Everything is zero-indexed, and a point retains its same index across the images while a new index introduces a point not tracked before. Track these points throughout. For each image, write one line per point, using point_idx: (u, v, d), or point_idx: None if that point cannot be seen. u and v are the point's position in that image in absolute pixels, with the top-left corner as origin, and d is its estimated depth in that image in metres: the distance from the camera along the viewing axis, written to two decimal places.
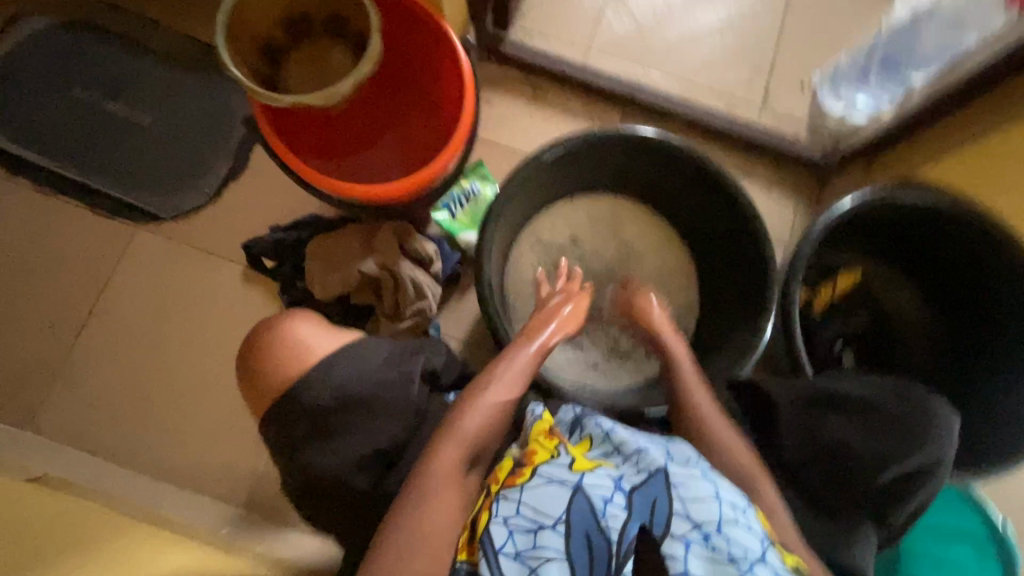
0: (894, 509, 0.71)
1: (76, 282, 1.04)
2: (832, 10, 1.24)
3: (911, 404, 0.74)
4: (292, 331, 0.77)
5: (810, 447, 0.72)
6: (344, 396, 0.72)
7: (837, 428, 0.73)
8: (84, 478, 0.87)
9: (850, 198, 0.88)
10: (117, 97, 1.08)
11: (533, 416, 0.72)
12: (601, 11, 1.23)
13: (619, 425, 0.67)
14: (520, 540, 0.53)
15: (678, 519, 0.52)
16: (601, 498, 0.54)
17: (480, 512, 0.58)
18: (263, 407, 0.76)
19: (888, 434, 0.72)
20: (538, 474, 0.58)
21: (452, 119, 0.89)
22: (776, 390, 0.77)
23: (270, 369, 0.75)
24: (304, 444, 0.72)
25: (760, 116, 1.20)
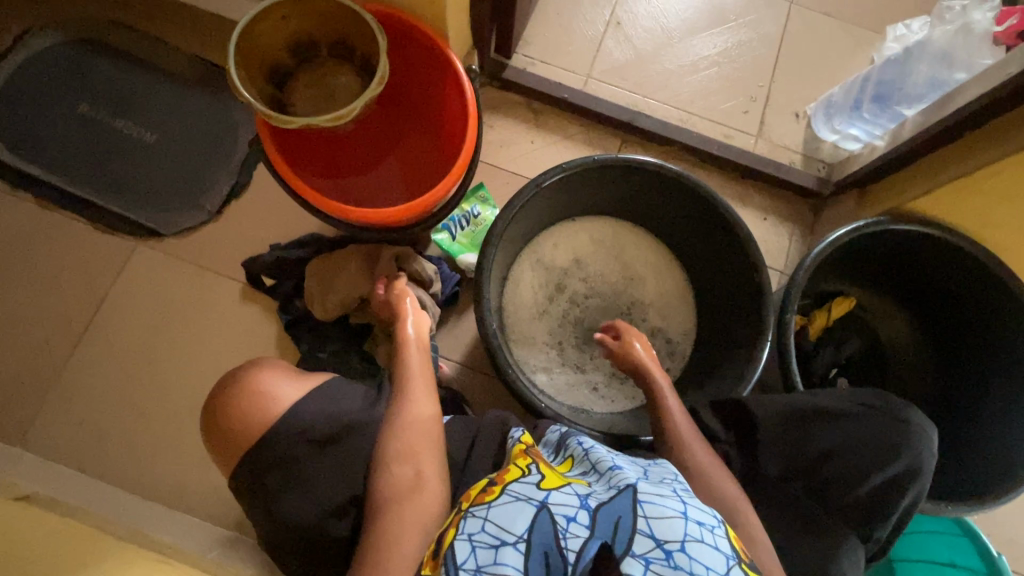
0: (880, 523, 0.72)
1: (74, 296, 1.04)
2: (826, 44, 1.28)
3: (885, 413, 0.75)
4: (256, 381, 0.75)
5: (794, 462, 0.74)
6: (316, 445, 0.71)
7: (816, 442, 0.74)
8: (72, 497, 0.86)
9: (844, 229, 0.90)
10: (123, 114, 1.10)
11: (513, 437, 0.74)
12: (601, 40, 1.26)
13: (599, 447, 0.71)
14: (481, 555, 0.53)
15: (642, 537, 0.53)
16: (564, 515, 0.55)
17: (446, 530, 0.59)
18: (233, 457, 0.74)
19: (866, 446, 0.73)
20: (506, 492, 0.59)
21: (457, 143, 0.90)
22: (759, 406, 0.77)
23: (236, 423, 0.74)
24: (278, 494, 0.71)
25: (756, 145, 1.22)
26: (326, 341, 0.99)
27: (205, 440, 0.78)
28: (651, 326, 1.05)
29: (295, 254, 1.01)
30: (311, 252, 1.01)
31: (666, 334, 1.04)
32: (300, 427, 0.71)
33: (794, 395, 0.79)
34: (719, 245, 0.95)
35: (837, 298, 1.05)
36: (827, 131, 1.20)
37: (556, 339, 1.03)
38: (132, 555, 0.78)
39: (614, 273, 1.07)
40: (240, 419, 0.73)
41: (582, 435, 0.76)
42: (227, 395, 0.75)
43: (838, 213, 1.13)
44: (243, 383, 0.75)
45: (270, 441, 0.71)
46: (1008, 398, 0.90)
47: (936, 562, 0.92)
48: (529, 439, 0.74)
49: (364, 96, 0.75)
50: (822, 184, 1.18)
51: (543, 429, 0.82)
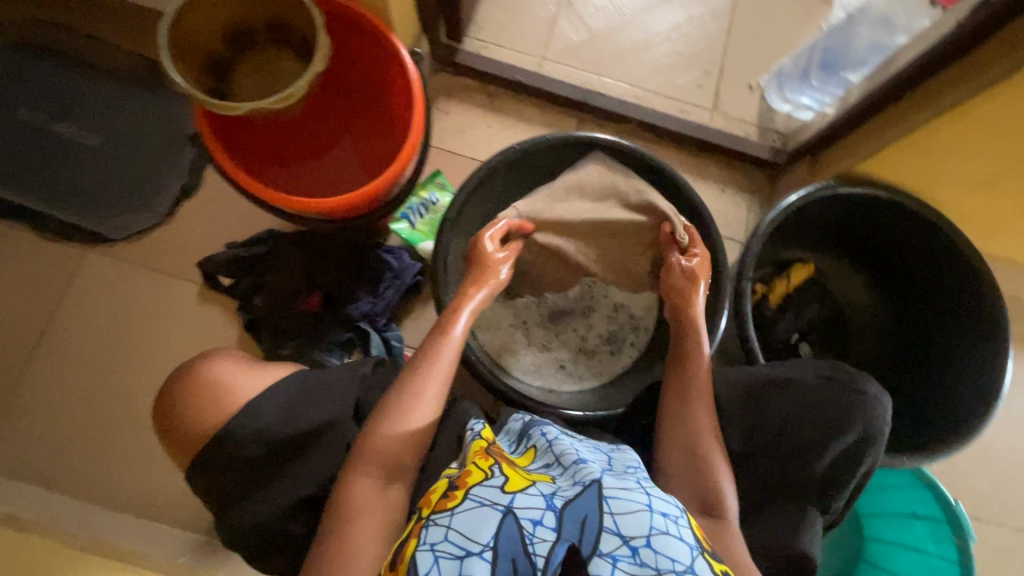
0: (836, 494, 0.74)
1: (24, 307, 1.01)
2: (775, 16, 1.29)
3: (843, 386, 0.76)
4: (210, 375, 0.75)
5: (755, 437, 0.77)
6: (270, 446, 0.72)
7: (774, 413, 0.77)
8: (30, 513, 0.84)
9: (796, 193, 0.91)
10: (64, 117, 1.06)
11: (472, 432, 0.75)
12: (554, 20, 1.25)
13: (562, 436, 0.73)
14: (446, 566, 0.54)
15: (609, 535, 0.56)
16: (530, 519, 0.57)
17: (409, 539, 0.60)
18: (189, 457, 0.74)
19: (823, 418, 0.75)
20: (469, 497, 0.60)
21: (404, 125, 0.89)
22: (721, 386, 0.81)
23: (192, 421, 0.74)
24: (237, 498, 0.72)
25: (711, 118, 1.24)
26: (286, 337, 0.97)
27: (162, 439, 0.78)
28: (617, 301, 1.03)
29: (251, 252, 0.99)
30: (270, 248, 0.99)
31: (631, 309, 1.03)
32: (250, 430, 0.71)
33: (756, 367, 0.83)
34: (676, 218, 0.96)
35: (795, 266, 1.06)
36: (779, 101, 1.22)
37: (521, 320, 1.03)
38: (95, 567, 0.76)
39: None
40: (194, 405, 0.74)
41: (543, 424, 0.78)
42: (183, 382, 0.76)
43: (793, 181, 1.15)
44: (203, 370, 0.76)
45: (227, 431, 0.71)
46: (964, 358, 0.92)
47: (899, 514, 0.95)
48: (488, 434, 0.75)
49: (310, 73, 0.73)
50: (777, 155, 1.19)
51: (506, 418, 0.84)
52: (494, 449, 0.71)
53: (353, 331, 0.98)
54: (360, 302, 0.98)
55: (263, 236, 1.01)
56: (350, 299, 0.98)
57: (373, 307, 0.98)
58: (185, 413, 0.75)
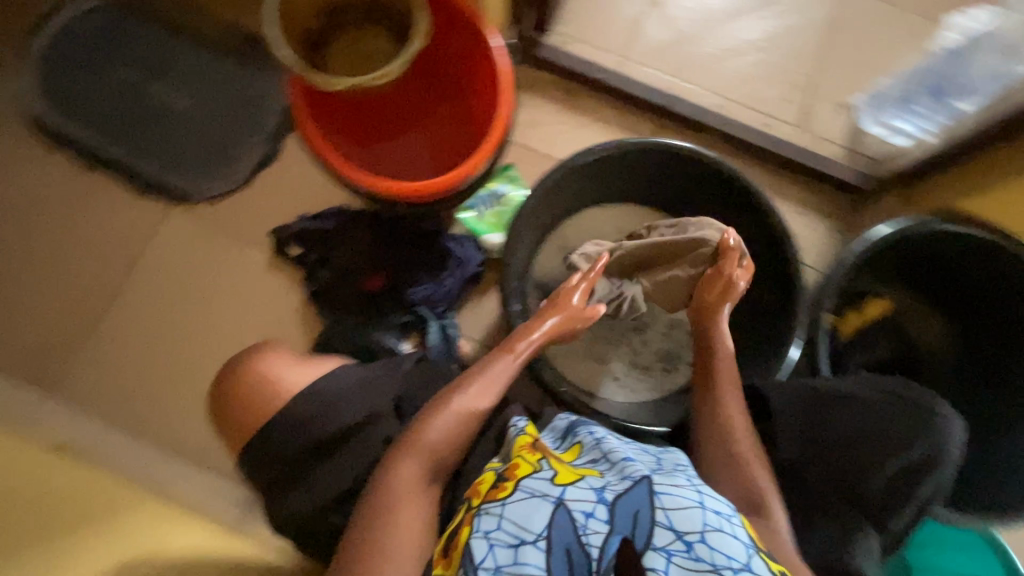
0: (895, 514, 0.69)
1: (108, 256, 1.07)
2: (876, 31, 1.22)
3: (903, 404, 0.73)
4: (262, 366, 0.79)
5: (809, 447, 0.73)
6: (313, 441, 0.73)
7: (831, 427, 0.73)
8: (102, 449, 0.89)
9: (885, 225, 0.87)
10: (159, 78, 1.11)
11: (517, 428, 0.75)
12: (641, 20, 1.22)
13: (610, 435, 0.73)
14: (502, 554, 0.57)
15: (662, 529, 0.56)
16: (582, 512, 0.58)
17: (461, 525, 0.62)
18: (243, 444, 0.78)
19: (883, 432, 0.71)
20: (519, 488, 0.62)
21: (487, 118, 0.87)
22: (772, 393, 0.76)
23: (245, 412, 0.77)
24: (284, 488, 0.74)
25: (795, 135, 1.18)
26: (342, 320, 1.00)
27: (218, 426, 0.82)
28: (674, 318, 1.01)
29: (319, 227, 1.02)
30: (338, 223, 1.02)
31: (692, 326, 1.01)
32: (295, 425, 0.74)
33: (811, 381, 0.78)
34: (754, 237, 0.92)
35: (872, 298, 1.02)
36: (874, 125, 1.14)
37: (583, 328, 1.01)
38: (155, 511, 0.80)
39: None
40: (247, 397, 0.78)
41: (590, 423, 0.78)
42: (236, 373, 0.79)
43: (879, 210, 1.09)
44: (253, 355, 0.80)
45: (275, 424, 0.74)
46: None
47: None
48: (533, 432, 0.75)
49: (406, 56, 0.74)
50: (865, 180, 1.13)
51: (552, 418, 0.84)
52: (540, 442, 0.72)
53: (412, 314, 0.99)
54: (421, 285, 0.99)
55: (338, 210, 1.03)
56: (413, 282, 1.00)
57: (434, 291, 0.99)
58: (238, 402, 0.78)
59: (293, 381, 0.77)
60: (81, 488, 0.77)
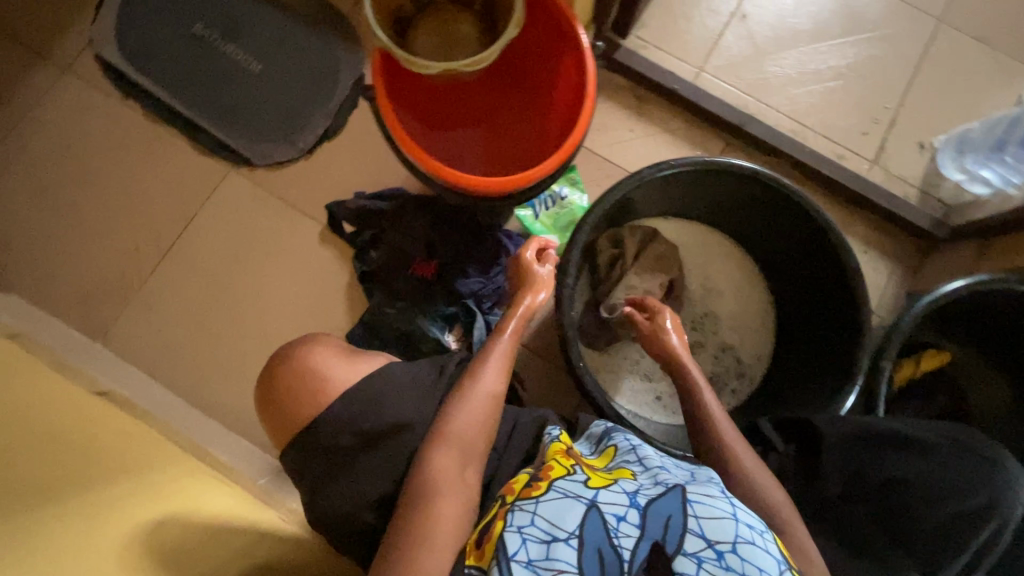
0: (948, 562, 0.66)
1: (165, 210, 1.07)
2: (967, 73, 1.17)
3: (970, 451, 0.68)
4: (309, 357, 0.76)
5: (857, 484, 0.71)
6: (362, 435, 0.72)
7: (884, 467, 0.70)
8: (144, 401, 0.90)
9: (962, 281, 0.83)
10: (234, 39, 1.11)
11: (551, 436, 0.75)
12: (722, 33, 1.18)
13: (645, 445, 0.73)
14: (534, 549, 0.56)
15: (693, 536, 0.57)
16: (614, 515, 0.58)
17: (493, 520, 0.61)
18: (284, 430, 0.75)
19: (943, 478, 0.68)
20: (553, 488, 0.62)
21: (566, 119, 0.85)
22: (824, 424, 0.74)
23: (290, 401, 0.74)
24: (326, 482, 0.72)
25: (868, 171, 1.14)
26: (389, 305, 0.99)
27: (259, 412, 0.79)
28: (725, 343, 1.00)
29: (377, 206, 1.01)
30: (396, 206, 1.00)
31: (739, 354, 1.00)
32: (345, 419, 0.71)
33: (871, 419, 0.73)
34: (818, 272, 0.89)
35: (928, 351, 0.97)
36: (953, 168, 1.09)
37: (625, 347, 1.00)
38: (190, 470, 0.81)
39: (654, 261, 0.95)
40: (291, 388, 0.74)
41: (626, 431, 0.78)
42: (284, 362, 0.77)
43: (950, 260, 1.04)
44: (302, 346, 0.77)
45: (325, 418, 0.72)
46: None
47: None
48: (566, 440, 0.74)
49: (501, 43, 0.72)
50: (937, 227, 1.09)
51: (585, 424, 0.83)
52: (573, 451, 0.72)
53: (458, 306, 0.98)
54: (471, 278, 0.98)
55: (398, 195, 1.03)
56: (461, 274, 0.98)
57: (483, 286, 0.98)
58: (283, 389, 0.75)
59: (341, 376, 0.74)
60: (121, 440, 0.78)
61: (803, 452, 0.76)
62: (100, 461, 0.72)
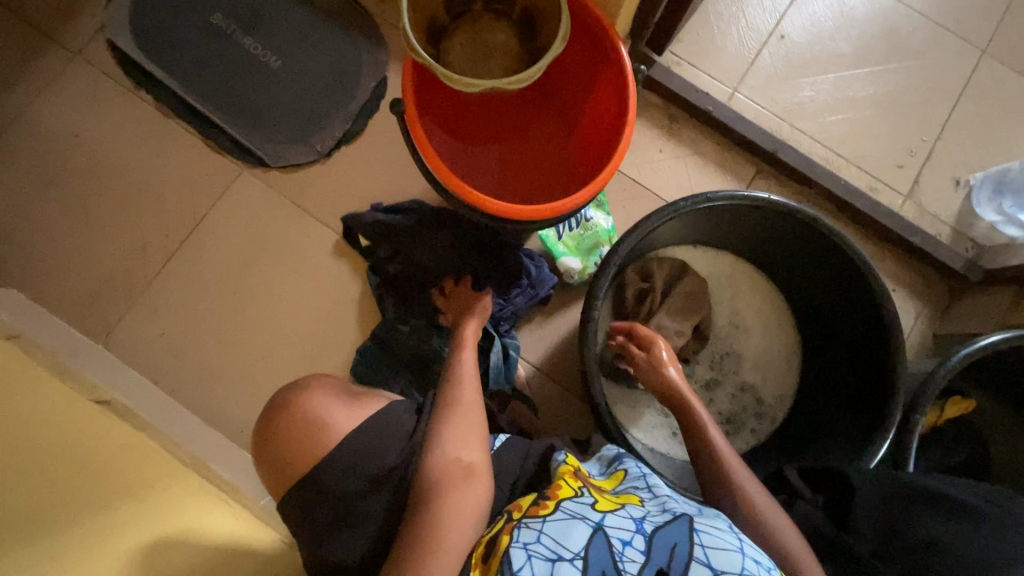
0: None
1: (175, 209, 1.03)
2: (1008, 110, 1.13)
3: (1010, 512, 0.64)
4: (309, 403, 0.72)
5: (891, 539, 0.66)
6: (367, 484, 0.68)
7: (921, 527, 0.65)
8: (145, 409, 0.87)
9: (999, 335, 0.80)
10: (253, 32, 1.06)
11: (556, 460, 0.71)
12: (759, 53, 1.14)
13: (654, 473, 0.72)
14: (538, 566, 0.54)
15: (698, 564, 0.55)
16: (620, 539, 0.57)
17: (499, 535, 0.60)
18: (281, 469, 0.71)
19: (983, 536, 0.62)
20: (560, 509, 0.60)
21: (602, 143, 0.81)
22: (854, 475, 0.73)
23: (290, 443, 0.70)
24: (326, 531, 0.68)
25: (901, 206, 1.10)
26: (402, 327, 0.95)
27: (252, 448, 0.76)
28: (745, 381, 0.98)
29: (395, 219, 0.97)
30: (413, 221, 0.96)
31: (758, 393, 0.97)
32: (350, 466, 0.68)
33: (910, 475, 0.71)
34: (851, 316, 0.86)
35: (954, 396, 0.94)
36: (990, 210, 1.07)
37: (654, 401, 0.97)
38: (192, 487, 0.78)
39: (682, 301, 0.94)
40: (291, 429, 0.71)
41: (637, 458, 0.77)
42: (284, 402, 0.73)
43: (983, 305, 1.02)
44: (300, 391, 0.74)
45: (327, 465, 0.68)
46: None
47: None
48: (574, 464, 0.71)
49: (548, 58, 0.68)
50: (970, 269, 1.05)
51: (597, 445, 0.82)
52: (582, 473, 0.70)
53: None
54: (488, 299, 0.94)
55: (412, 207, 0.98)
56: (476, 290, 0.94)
57: (500, 308, 0.95)
58: (283, 428, 0.72)
59: (343, 420, 0.71)
60: (120, 453, 0.74)
61: (832, 503, 0.74)
62: (99, 478, 0.69)
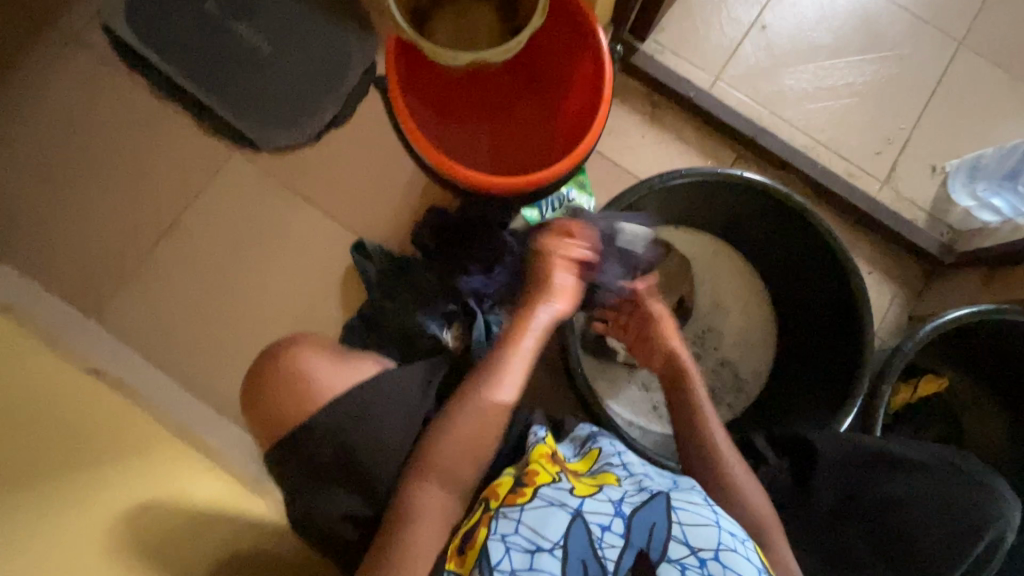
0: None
1: (167, 189, 1.06)
2: (983, 99, 1.16)
3: (962, 473, 0.68)
4: (293, 365, 0.74)
5: (842, 499, 0.71)
6: (345, 449, 0.70)
7: (879, 490, 0.69)
8: (136, 381, 0.89)
9: (964, 310, 0.82)
10: (245, 19, 1.09)
11: (535, 437, 0.72)
12: (741, 42, 1.16)
13: (629, 451, 0.72)
14: (518, 558, 0.57)
15: (675, 543, 0.59)
16: (599, 525, 0.59)
17: (479, 524, 0.62)
18: (269, 430, 0.74)
19: (932, 498, 0.67)
20: (538, 496, 0.62)
21: (579, 121, 0.84)
22: (823, 442, 0.73)
23: (277, 403, 0.73)
24: (304, 491, 0.70)
25: (880, 192, 1.12)
26: (386, 304, 0.97)
27: (245, 409, 0.77)
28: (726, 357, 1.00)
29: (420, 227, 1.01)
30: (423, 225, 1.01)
31: (736, 368, 1.00)
32: (329, 431, 0.69)
33: (885, 441, 0.72)
34: (824, 294, 0.88)
35: (927, 375, 0.96)
36: (965, 195, 1.09)
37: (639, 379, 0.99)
38: (177, 453, 0.80)
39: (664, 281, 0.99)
40: (280, 389, 0.73)
41: (610, 436, 0.76)
42: (273, 362, 0.75)
43: (955, 287, 1.04)
44: (285, 353, 0.75)
45: (307, 429, 0.70)
46: None
47: None
48: (551, 443, 0.72)
49: (532, 27, 0.71)
50: (944, 252, 1.08)
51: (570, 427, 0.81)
52: (558, 456, 0.69)
53: (457, 304, 0.96)
54: (471, 277, 0.95)
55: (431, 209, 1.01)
56: (464, 272, 0.96)
57: (485, 285, 0.94)
58: (271, 389, 0.74)
59: (329, 383, 0.72)
60: (109, 419, 0.76)
61: (796, 468, 0.75)
62: (89, 440, 0.71)
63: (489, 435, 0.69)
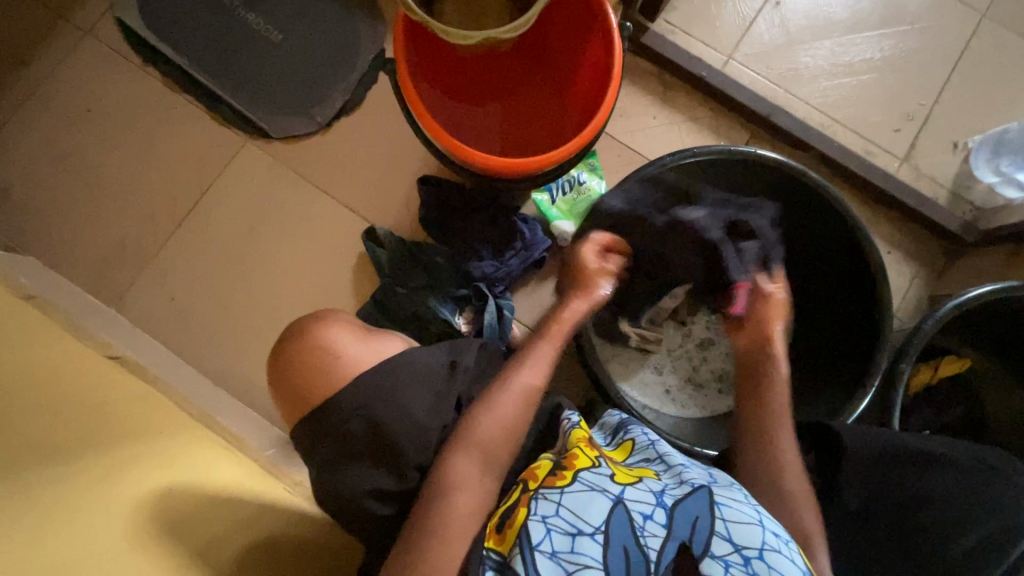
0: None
1: (181, 179, 1.07)
2: (1008, 71, 1.12)
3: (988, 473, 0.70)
4: (316, 344, 0.75)
5: (873, 492, 0.71)
6: (372, 424, 0.71)
7: (911, 484, 0.70)
8: (156, 367, 0.91)
9: (987, 287, 0.80)
10: (253, 8, 1.09)
11: (571, 422, 0.73)
12: (754, 18, 1.14)
13: (663, 440, 0.72)
14: (559, 540, 0.57)
15: (719, 539, 0.57)
16: (641, 513, 0.58)
17: (517, 505, 0.62)
18: (294, 409, 0.75)
19: (960, 497, 0.68)
20: (578, 480, 0.62)
21: (589, 101, 0.84)
22: (847, 433, 0.72)
23: (299, 382, 0.74)
24: (332, 466, 0.72)
25: (898, 169, 1.10)
26: (399, 288, 0.98)
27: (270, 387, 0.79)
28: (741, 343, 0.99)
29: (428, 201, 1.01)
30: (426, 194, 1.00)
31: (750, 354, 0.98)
32: (357, 406, 0.71)
33: (898, 433, 0.73)
34: (841, 274, 0.87)
35: (948, 355, 0.94)
36: (987, 170, 1.05)
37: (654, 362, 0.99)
38: (197, 435, 0.82)
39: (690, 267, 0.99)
40: (301, 368, 0.74)
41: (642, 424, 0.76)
42: (295, 342, 0.76)
43: (977, 266, 1.02)
44: (304, 332, 0.76)
45: (333, 405, 0.71)
46: None
47: None
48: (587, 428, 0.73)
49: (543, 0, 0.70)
50: (967, 230, 1.05)
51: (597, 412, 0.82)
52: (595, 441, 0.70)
53: (470, 289, 0.97)
54: (483, 261, 0.97)
55: (433, 180, 1.00)
56: (475, 256, 0.97)
57: (496, 270, 0.97)
58: (293, 368, 0.75)
59: (351, 361, 0.74)
60: (130, 402, 0.78)
61: (820, 460, 0.74)
62: (111, 422, 0.73)
63: (526, 418, 0.70)
